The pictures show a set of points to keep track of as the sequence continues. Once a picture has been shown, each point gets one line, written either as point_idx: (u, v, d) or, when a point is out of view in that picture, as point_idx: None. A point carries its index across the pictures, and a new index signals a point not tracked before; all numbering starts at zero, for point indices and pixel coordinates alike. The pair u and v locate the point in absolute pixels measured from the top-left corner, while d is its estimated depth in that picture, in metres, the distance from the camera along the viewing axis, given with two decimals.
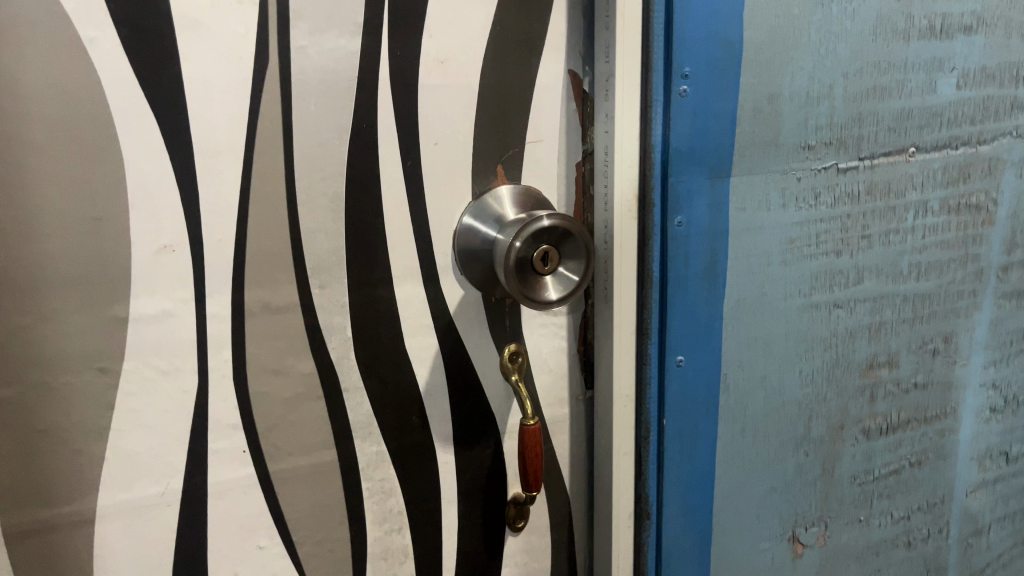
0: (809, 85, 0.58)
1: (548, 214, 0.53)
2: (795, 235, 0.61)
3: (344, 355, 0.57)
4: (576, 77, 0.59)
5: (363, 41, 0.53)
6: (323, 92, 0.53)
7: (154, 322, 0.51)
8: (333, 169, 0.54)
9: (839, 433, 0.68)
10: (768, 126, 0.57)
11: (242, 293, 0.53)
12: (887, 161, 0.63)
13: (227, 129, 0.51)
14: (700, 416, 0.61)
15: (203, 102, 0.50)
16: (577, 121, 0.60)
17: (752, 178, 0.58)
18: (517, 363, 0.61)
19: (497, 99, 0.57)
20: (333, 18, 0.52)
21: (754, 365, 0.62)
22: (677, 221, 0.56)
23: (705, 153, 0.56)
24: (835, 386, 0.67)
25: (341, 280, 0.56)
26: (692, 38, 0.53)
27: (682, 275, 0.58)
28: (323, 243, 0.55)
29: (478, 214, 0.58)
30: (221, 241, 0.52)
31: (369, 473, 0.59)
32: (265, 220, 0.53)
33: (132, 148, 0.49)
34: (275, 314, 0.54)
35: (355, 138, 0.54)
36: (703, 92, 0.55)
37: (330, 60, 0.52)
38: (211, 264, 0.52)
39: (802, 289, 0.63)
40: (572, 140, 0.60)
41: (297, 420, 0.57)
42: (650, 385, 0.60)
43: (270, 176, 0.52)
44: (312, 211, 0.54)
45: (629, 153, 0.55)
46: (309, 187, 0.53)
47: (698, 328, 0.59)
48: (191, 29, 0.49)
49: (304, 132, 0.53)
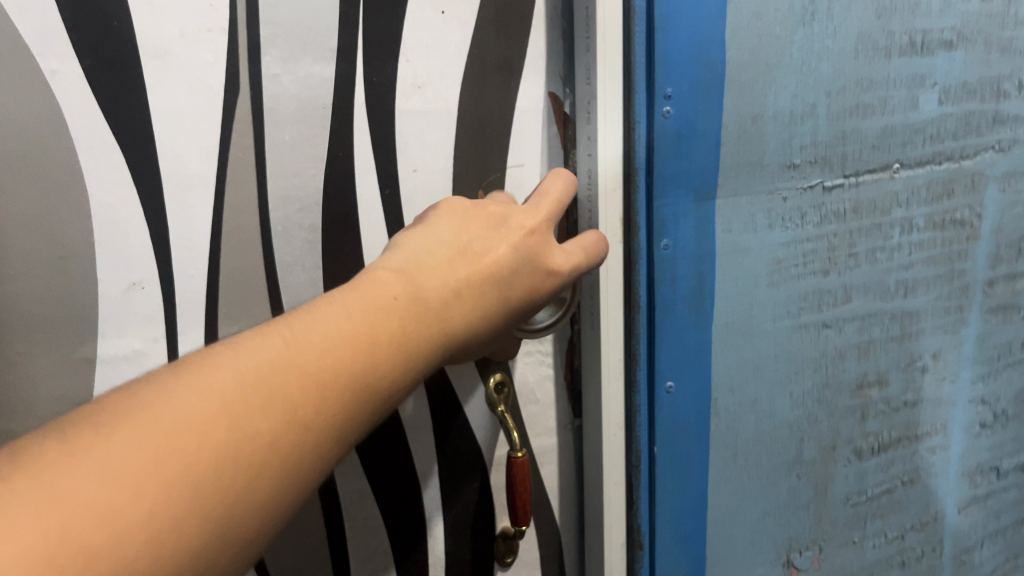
0: (792, 104, 0.57)
1: None
2: (782, 256, 0.60)
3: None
4: (556, 100, 0.57)
5: (338, 67, 0.51)
6: (298, 119, 0.51)
7: (125, 363, 0.49)
8: (310, 200, 0.52)
9: (831, 454, 0.67)
10: (752, 146, 0.57)
11: (215, 331, 0.52)
12: (872, 179, 0.62)
13: (198, 161, 0.49)
14: (691, 442, 0.60)
15: (172, 134, 0.48)
16: (560, 143, 0.58)
17: (737, 200, 0.57)
18: (504, 393, 0.59)
19: (476, 124, 0.55)
20: (307, 44, 0.50)
21: (744, 388, 0.61)
22: (663, 244, 0.55)
23: (690, 175, 0.55)
24: (826, 407, 0.66)
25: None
26: (674, 59, 0.53)
27: (669, 299, 0.56)
28: (300, 276, 0.53)
29: None
30: (193, 276, 0.50)
31: (353, 512, 0.57)
32: (238, 254, 0.51)
33: (97, 184, 0.47)
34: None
35: (330, 166, 0.52)
36: (687, 113, 0.54)
37: (305, 88, 0.51)
38: (183, 301, 0.50)
39: (790, 310, 0.62)
40: (554, 164, 0.59)
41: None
42: (640, 413, 0.58)
43: (243, 207, 0.51)
44: (288, 242, 0.52)
45: (614, 176, 0.54)
46: (285, 217, 0.52)
47: (686, 352, 0.58)
48: (158, 58, 0.47)
49: (278, 163, 0.51)
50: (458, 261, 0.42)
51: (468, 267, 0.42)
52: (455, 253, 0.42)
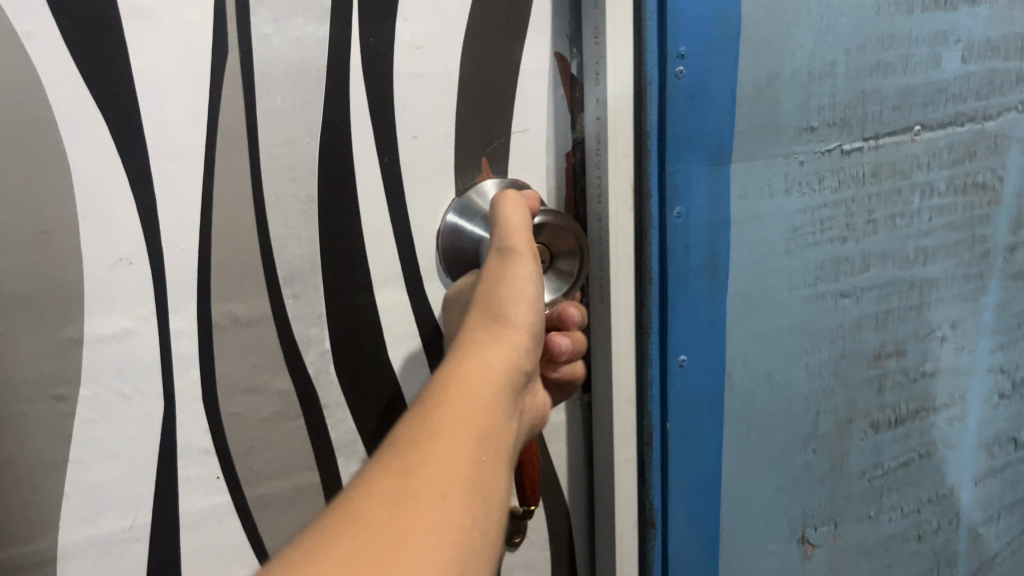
0: (810, 62, 0.54)
1: (540, 212, 0.50)
2: (799, 223, 0.58)
3: (323, 369, 0.53)
4: (563, 61, 0.54)
5: (332, 28, 0.49)
6: (291, 84, 0.48)
7: (114, 341, 0.47)
8: (306, 168, 0.50)
9: (847, 427, 0.65)
10: (768, 108, 0.54)
11: (209, 307, 0.49)
12: (891, 141, 0.60)
13: (186, 129, 0.47)
14: (705, 417, 0.58)
15: (158, 100, 0.46)
16: (567, 107, 0.56)
17: (753, 164, 0.55)
18: None
19: (479, 87, 0.53)
20: (298, 3, 0.47)
21: (760, 361, 0.59)
22: (675, 211, 0.53)
23: (703, 139, 0.52)
24: (843, 379, 0.64)
25: (316, 288, 0.52)
26: (687, 16, 0.50)
27: (682, 269, 0.54)
28: (296, 250, 0.51)
29: (463, 210, 0.54)
30: (184, 252, 0.48)
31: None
32: (230, 227, 0.49)
33: (78, 154, 0.45)
34: (247, 328, 0.51)
35: (328, 131, 0.50)
36: (701, 73, 0.51)
37: (297, 50, 0.48)
38: (174, 275, 0.48)
39: (807, 279, 0.59)
40: (561, 128, 0.56)
41: (275, 441, 0.53)
42: (652, 387, 0.56)
43: (234, 177, 0.48)
44: (283, 214, 0.50)
45: (625, 142, 0.51)
46: (279, 188, 0.50)
47: (699, 325, 0.56)
48: (140, 19, 0.44)
49: (271, 131, 0.49)
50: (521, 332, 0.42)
51: (523, 322, 0.42)
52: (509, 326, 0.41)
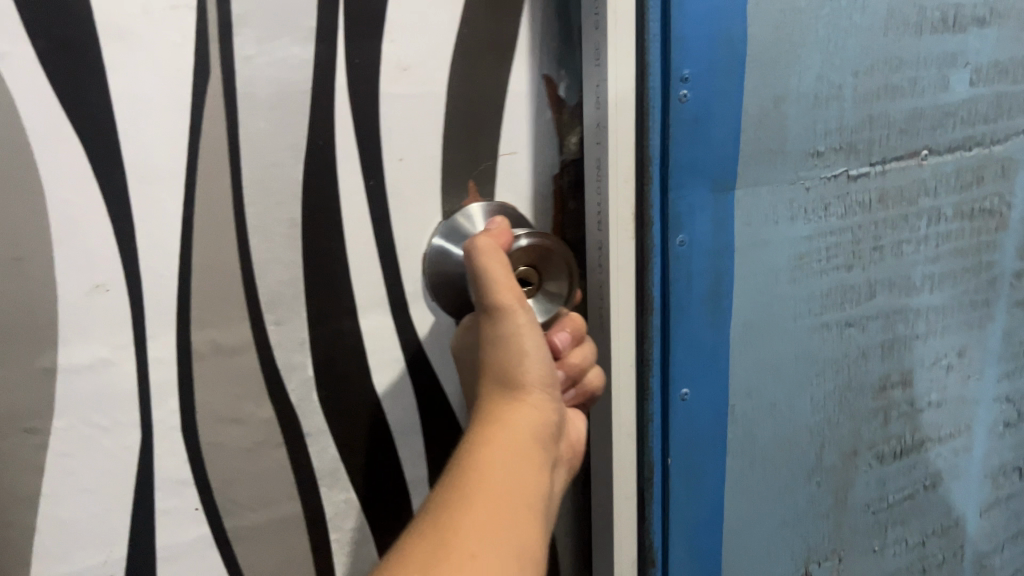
0: (818, 86, 0.52)
1: (525, 231, 0.47)
2: (804, 251, 0.56)
3: (305, 396, 0.50)
4: (551, 82, 0.53)
5: (318, 49, 0.47)
6: (275, 107, 0.46)
7: (88, 372, 0.44)
8: (289, 191, 0.48)
9: (852, 459, 0.63)
10: (773, 132, 0.52)
11: (189, 334, 0.46)
12: (899, 166, 0.58)
13: (165, 150, 0.44)
14: (707, 451, 0.56)
15: (138, 119, 0.43)
16: (555, 129, 0.54)
17: (758, 190, 0.53)
18: None
19: (467, 108, 0.51)
20: (282, 23, 0.45)
21: (764, 393, 0.57)
22: (677, 239, 0.51)
23: (707, 164, 0.50)
24: (848, 410, 0.61)
25: (299, 314, 0.49)
26: (690, 37, 0.48)
27: (685, 299, 0.52)
28: (280, 275, 0.48)
29: (449, 234, 0.51)
30: (163, 277, 0.45)
31: (337, 524, 0.53)
32: (212, 252, 0.46)
33: (54, 177, 0.42)
34: (229, 355, 0.48)
35: (312, 155, 0.48)
36: (705, 96, 0.49)
37: (282, 70, 0.46)
38: (153, 301, 0.45)
39: (812, 308, 0.57)
40: (547, 151, 0.55)
41: (259, 472, 0.50)
42: (653, 421, 0.54)
43: (216, 201, 0.46)
44: (266, 239, 0.47)
45: (625, 168, 0.49)
46: (262, 212, 0.47)
47: (702, 357, 0.54)
48: (118, 39, 0.42)
49: (253, 153, 0.46)
50: (534, 398, 0.42)
51: (539, 392, 0.42)
52: (516, 396, 0.42)
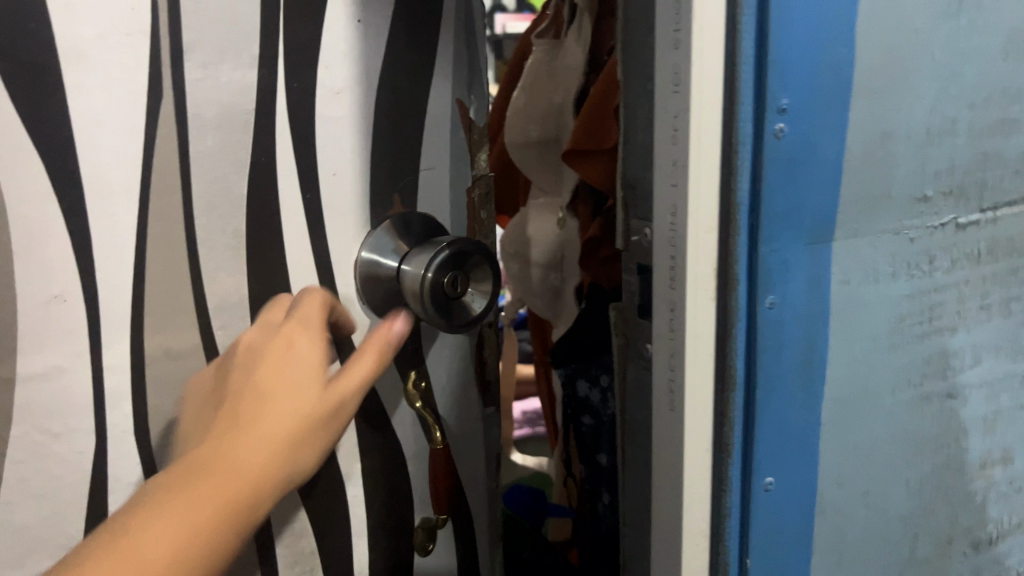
0: (930, 119, 0.44)
1: (453, 241, 0.47)
2: (906, 312, 0.47)
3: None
4: (463, 107, 0.50)
5: (260, 75, 0.43)
6: (224, 126, 0.43)
7: (42, 380, 0.41)
8: (232, 206, 0.44)
9: (946, 549, 0.54)
10: (880, 174, 0.44)
11: (141, 339, 0.44)
12: (1011, 212, 0.50)
13: (122, 162, 0.41)
14: (790, 550, 0.47)
15: (95, 132, 0.40)
16: (466, 146, 0.51)
17: (858, 243, 0.44)
18: (422, 388, 0.55)
19: (398, 120, 0.48)
20: (227, 48, 0.42)
21: (857, 479, 0.48)
22: (767, 301, 0.42)
23: (804, 213, 0.42)
24: (946, 494, 0.53)
25: (244, 323, 0.46)
26: (790, 61, 0.40)
27: (774, 372, 0.44)
28: (225, 286, 0.45)
29: (377, 246, 0.48)
30: (116, 287, 0.42)
31: (281, 519, 0.53)
32: (162, 265, 0.43)
33: (13, 187, 0.39)
34: (177, 363, 0.45)
35: (254, 173, 0.44)
36: (805, 131, 0.41)
37: (228, 93, 0.43)
38: (108, 312, 0.42)
39: (912, 378, 0.49)
40: (459, 167, 0.51)
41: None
42: (731, 518, 0.45)
43: (166, 214, 0.43)
44: (211, 249, 0.44)
45: (707, 216, 0.41)
46: (207, 223, 0.44)
47: (791, 439, 0.45)
48: (74, 58, 0.39)
49: (202, 169, 0.43)
50: (345, 403, 0.41)
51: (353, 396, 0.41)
52: (211, 367, 0.45)
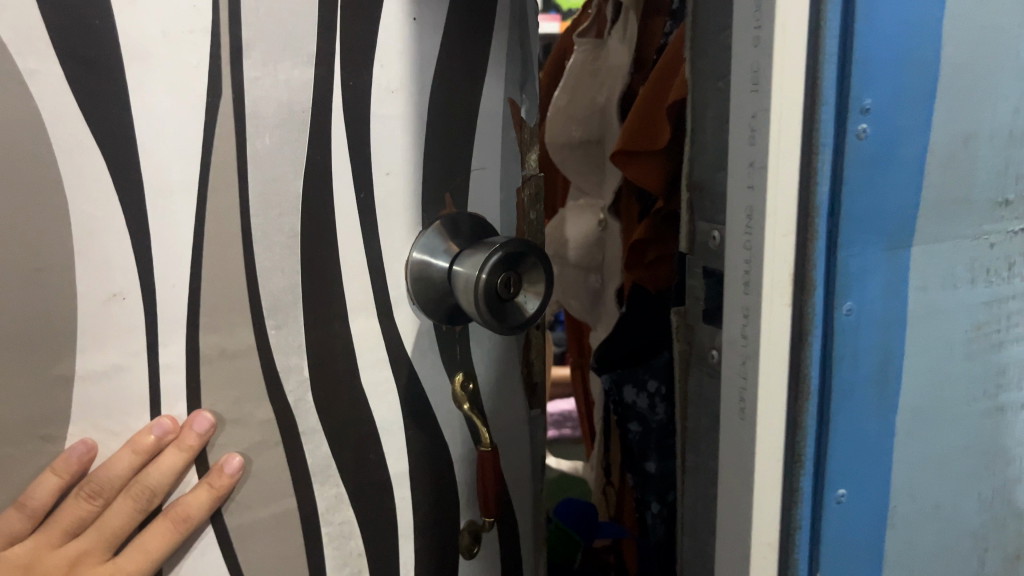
0: (1012, 122, 0.44)
1: (503, 243, 0.50)
2: (982, 320, 0.46)
3: (301, 401, 0.52)
4: (515, 105, 0.58)
5: (317, 72, 0.48)
6: (280, 136, 0.48)
7: (103, 377, 0.45)
8: (290, 205, 0.49)
9: (1015, 564, 0.52)
10: (959, 178, 0.43)
11: (197, 339, 0.48)
12: None
13: (182, 171, 0.45)
14: (860, 563, 0.45)
15: (155, 138, 0.44)
16: (517, 147, 0.58)
17: (938, 248, 0.43)
18: (469, 391, 0.59)
19: (445, 125, 0.54)
20: (286, 48, 0.47)
21: (930, 491, 0.47)
22: (845, 307, 0.41)
23: (884, 217, 0.41)
24: (1017, 508, 0.51)
25: (297, 319, 0.51)
26: (876, 60, 0.39)
27: (850, 380, 0.42)
28: (280, 279, 0.50)
29: (429, 247, 0.54)
30: (171, 287, 0.46)
31: (328, 517, 0.55)
32: (220, 265, 0.47)
33: (77, 187, 0.43)
34: (232, 358, 0.49)
35: (312, 171, 0.49)
36: (888, 132, 0.40)
37: (285, 91, 0.47)
38: (165, 310, 0.46)
39: (987, 389, 0.47)
40: (511, 165, 0.58)
41: (261, 468, 0.52)
42: (802, 530, 0.43)
43: (225, 217, 0.47)
44: (267, 248, 0.49)
45: (786, 217, 0.39)
46: (265, 223, 0.48)
47: (865, 449, 0.44)
48: (137, 58, 0.43)
49: (259, 169, 0.47)
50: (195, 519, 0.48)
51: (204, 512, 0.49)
52: (48, 471, 0.45)
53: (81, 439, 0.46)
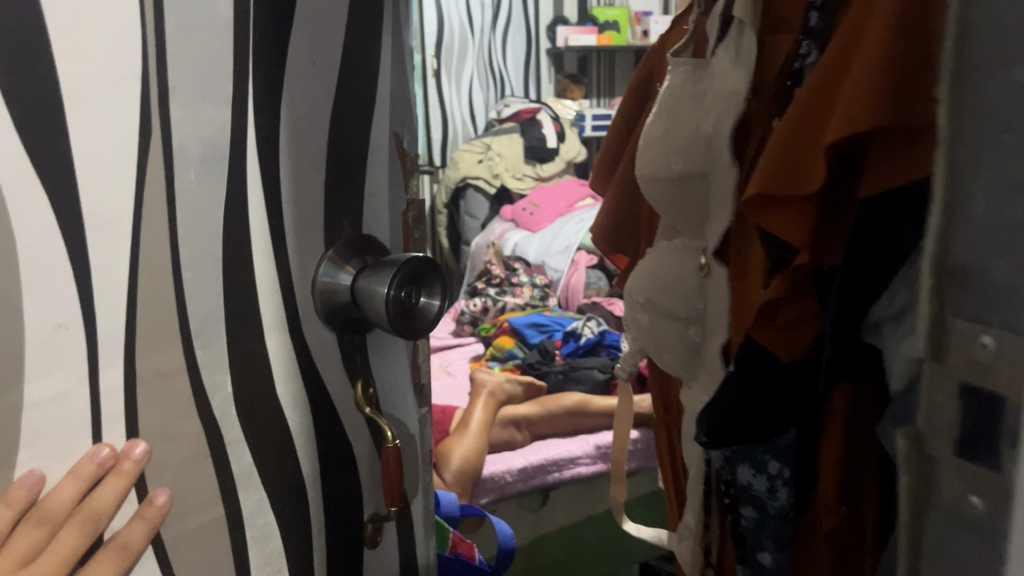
0: None
1: (403, 265, 0.60)
2: None
3: (225, 422, 0.57)
4: (399, 138, 0.65)
5: (232, 114, 0.53)
6: (197, 187, 0.52)
7: (50, 405, 0.46)
8: (212, 229, 0.54)
9: None
10: None
11: (135, 364, 0.51)
12: None
13: (121, 223, 0.48)
14: None
15: (97, 167, 0.46)
16: (401, 174, 0.66)
17: None
18: (370, 394, 0.67)
19: (343, 142, 0.61)
20: (205, 69, 0.51)
21: None
22: None
23: None
24: None
25: (221, 341, 0.56)
26: None
27: None
28: (204, 305, 0.54)
29: (330, 272, 0.61)
30: (110, 311, 0.48)
31: (262, 541, 0.62)
32: (153, 299, 0.51)
33: (24, 225, 0.43)
34: (166, 378, 0.53)
35: (229, 195, 0.54)
36: None
37: (204, 128, 0.52)
38: (107, 333, 0.48)
39: None
40: (397, 191, 0.67)
41: (189, 471, 0.56)
42: None
43: (157, 249, 0.50)
44: (195, 269, 0.53)
45: None
46: (194, 242, 0.53)
47: None
48: (76, 86, 0.44)
49: (187, 198, 0.52)
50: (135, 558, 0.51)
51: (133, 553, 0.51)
52: None
53: (30, 469, 0.46)
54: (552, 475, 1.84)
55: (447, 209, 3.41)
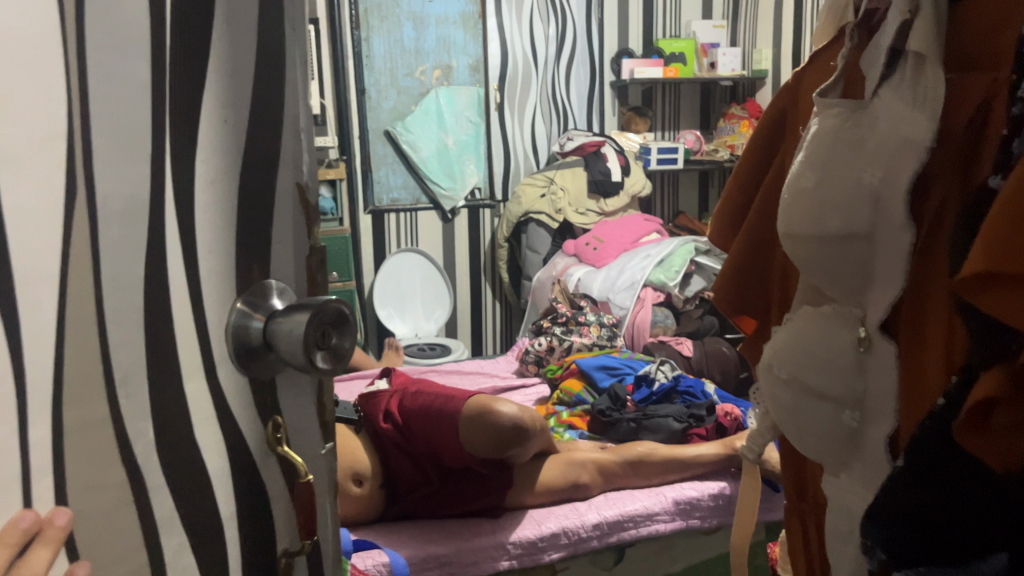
0: None
1: (325, 300, 0.48)
2: None
3: (155, 496, 0.45)
4: (303, 191, 0.51)
5: (155, 137, 0.43)
6: (127, 211, 0.42)
7: None
8: (131, 256, 0.43)
9: None
10: None
11: (63, 416, 0.40)
12: None
13: (45, 252, 0.38)
14: None
15: (20, 184, 0.36)
16: (304, 219, 0.51)
17: None
18: (282, 434, 0.53)
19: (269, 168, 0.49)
20: (120, 70, 0.41)
21: None
22: None
23: None
24: None
25: (144, 387, 0.44)
26: None
27: None
28: (130, 351, 0.43)
29: (252, 308, 0.49)
30: (41, 366, 0.38)
31: None
32: (79, 338, 0.40)
33: None
34: (94, 431, 0.42)
35: (153, 212, 0.44)
36: None
37: (131, 149, 0.42)
38: (36, 385, 0.38)
39: None
40: (301, 238, 0.51)
41: (121, 534, 0.44)
42: None
43: (76, 279, 0.40)
44: (121, 297, 0.42)
45: None
46: (116, 261, 0.42)
47: None
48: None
49: (112, 212, 0.41)
50: None
51: None
52: None
53: None
54: (630, 531, 1.65)
55: (509, 243, 3.28)
